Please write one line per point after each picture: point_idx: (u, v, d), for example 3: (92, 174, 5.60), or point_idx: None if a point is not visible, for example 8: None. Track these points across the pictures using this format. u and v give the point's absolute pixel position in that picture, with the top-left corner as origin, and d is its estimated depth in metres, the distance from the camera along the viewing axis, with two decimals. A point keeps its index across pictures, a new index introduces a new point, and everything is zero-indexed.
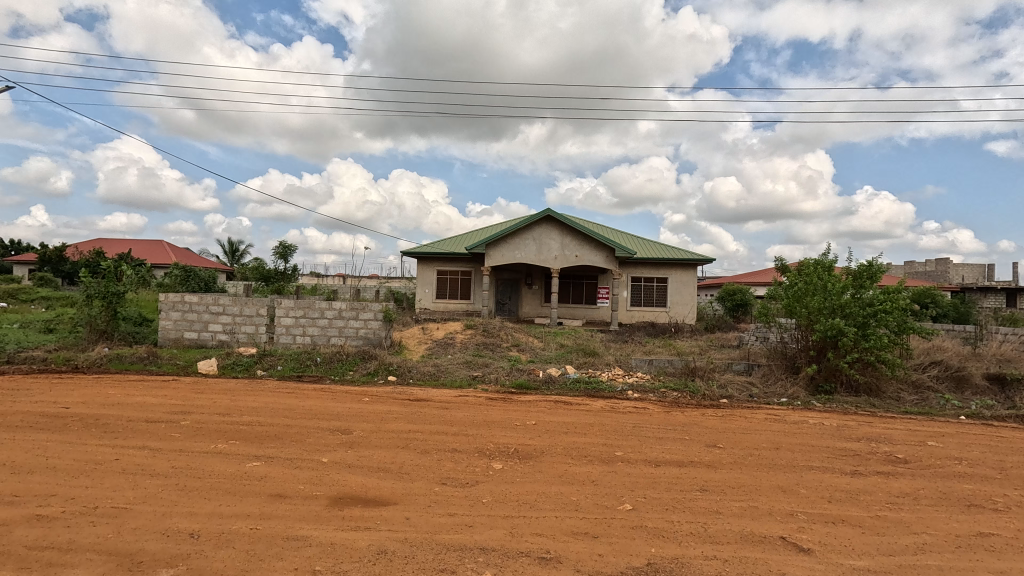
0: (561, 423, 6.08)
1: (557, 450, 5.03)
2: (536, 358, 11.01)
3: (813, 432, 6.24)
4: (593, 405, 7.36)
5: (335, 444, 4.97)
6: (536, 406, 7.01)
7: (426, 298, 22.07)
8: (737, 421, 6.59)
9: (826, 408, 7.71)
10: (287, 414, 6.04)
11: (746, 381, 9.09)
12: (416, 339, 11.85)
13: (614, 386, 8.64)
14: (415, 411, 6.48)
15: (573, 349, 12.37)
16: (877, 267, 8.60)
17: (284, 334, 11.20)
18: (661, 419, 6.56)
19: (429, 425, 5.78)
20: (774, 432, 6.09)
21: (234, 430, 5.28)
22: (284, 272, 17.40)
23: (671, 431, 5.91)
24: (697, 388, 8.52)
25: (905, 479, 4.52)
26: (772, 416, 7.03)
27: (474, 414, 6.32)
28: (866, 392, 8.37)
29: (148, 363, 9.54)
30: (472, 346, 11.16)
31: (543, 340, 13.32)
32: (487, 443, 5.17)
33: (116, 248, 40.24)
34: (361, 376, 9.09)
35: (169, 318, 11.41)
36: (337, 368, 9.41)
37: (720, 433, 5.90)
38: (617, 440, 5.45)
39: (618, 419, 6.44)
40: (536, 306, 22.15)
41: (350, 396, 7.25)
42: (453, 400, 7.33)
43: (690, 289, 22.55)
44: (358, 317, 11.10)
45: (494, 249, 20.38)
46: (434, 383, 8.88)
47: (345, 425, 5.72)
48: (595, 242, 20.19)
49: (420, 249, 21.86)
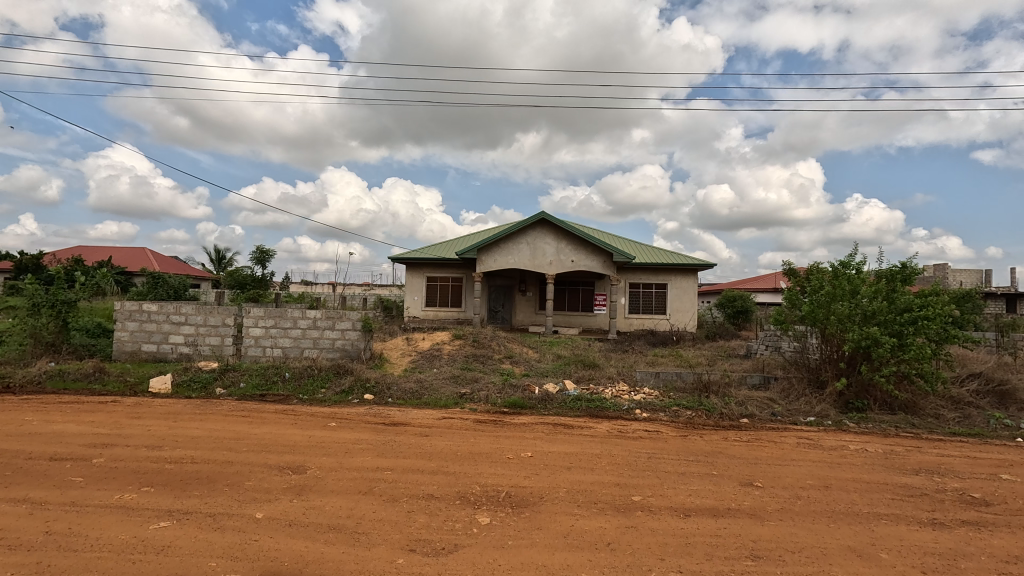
0: (561, 454, 5.08)
1: (560, 495, 4.03)
2: (531, 371, 10.01)
3: (859, 461, 5.27)
4: (598, 429, 6.35)
5: (278, 490, 3.93)
6: (532, 432, 6.01)
7: (415, 305, 21.03)
8: (767, 449, 5.62)
9: (863, 430, 6.76)
10: (231, 447, 4.99)
11: (767, 397, 8.15)
12: (399, 351, 10.81)
13: (621, 405, 7.64)
14: (387, 440, 5.45)
15: (571, 360, 11.36)
16: (912, 269, 7.70)
17: (252, 346, 10.14)
18: (679, 447, 5.56)
19: (401, 459, 4.76)
20: (814, 463, 5.11)
21: (155, 471, 4.23)
22: (261, 279, 16.35)
23: (693, 463, 4.92)
24: (713, 406, 7.56)
25: (1004, 533, 3.55)
26: (805, 440, 6.08)
27: (458, 444, 5.31)
28: (902, 410, 7.44)
29: (92, 381, 8.42)
30: (460, 359, 10.13)
31: (539, 351, 12.33)
32: (471, 485, 4.15)
33: (98, 256, 39.01)
34: (334, 394, 8.02)
35: (125, 330, 10.33)
36: (308, 385, 8.33)
37: (752, 466, 4.91)
38: (631, 478, 4.45)
39: (628, 447, 5.45)
40: (530, 314, 21.17)
41: (315, 421, 6.21)
42: (435, 424, 6.31)
43: (690, 295, 21.67)
44: (334, 327, 10.08)
45: (487, 254, 19.40)
46: (416, 402, 7.83)
47: (300, 460, 4.69)
48: (591, 246, 19.27)
49: (408, 254, 20.85)
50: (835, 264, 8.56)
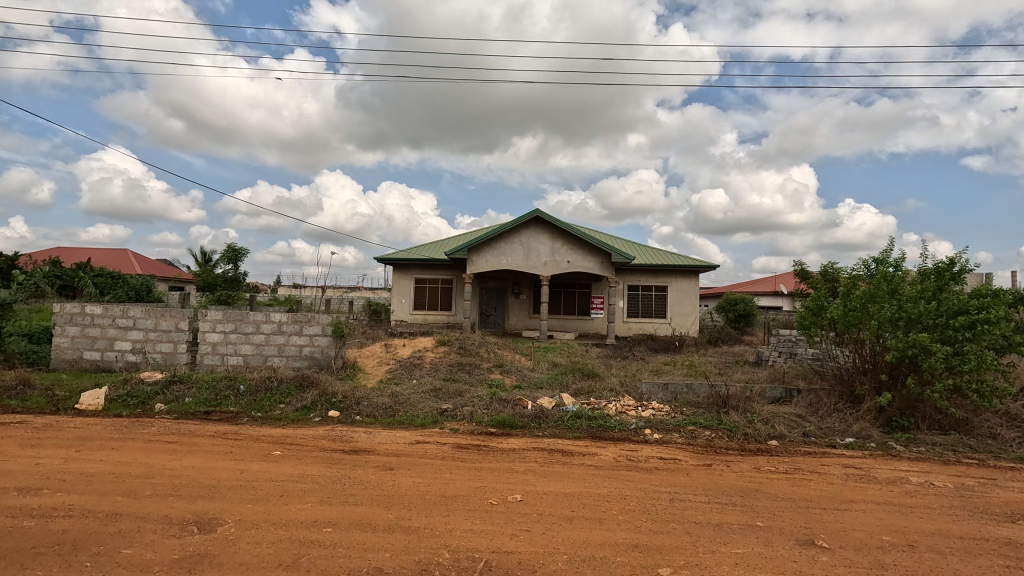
0: (559, 498, 3.97)
1: (558, 567, 2.91)
2: (524, 382, 8.90)
3: (934, 504, 4.18)
4: (602, 457, 5.24)
5: (162, 566, 2.79)
6: (523, 464, 4.87)
7: (402, 309, 19.89)
8: (814, 485, 4.53)
9: (917, 456, 5.70)
10: (129, 490, 3.83)
11: (794, 413, 7.08)
12: (376, 359, 9.65)
13: (627, 425, 6.53)
14: (339, 477, 4.31)
15: (568, 369, 10.26)
16: (963, 266, 6.66)
17: (209, 354, 8.99)
18: (706, 483, 4.45)
19: (350, 509, 3.63)
20: (882, 508, 4.01)
21: (2, 534, 3.07)
22: (233, 279, 15.19)
23: (729, 510, 3.82)
24: (735, 425, 6.49)
25: None
26: (856, 472, 5.00)
27: (427, 483, 4.18)
28: (955, 430, 6.38)
29: (12, 396, 7.21)
30: (444, 368, 8.99)
31: (533, 358, 11.21)
32: (437, 551, 3.03)
33: (77, 258, 37.59)
34: (293, 411, 6.86)
35: (64, 336, 9.13)
36: (264, 400, 7.15)
37: (806, 513, 3.81)
38: (653, 536, 3.33)
39: (643, 484, 4.35)
40: (524, 317, 20.08)
41: (257, 448, 5.06)
42: (405, 452, 5.18)
43: (692, 298, 20.64)
44: (302, 333, 8.94)
45: (478, 254, 18.29)
46: (388, 421, 6.67)
47: (214, 510, 3.55)
48: (588, 246, 18.21)
49: (395, 255, 19.72)
50: (869, 261, 7.53)
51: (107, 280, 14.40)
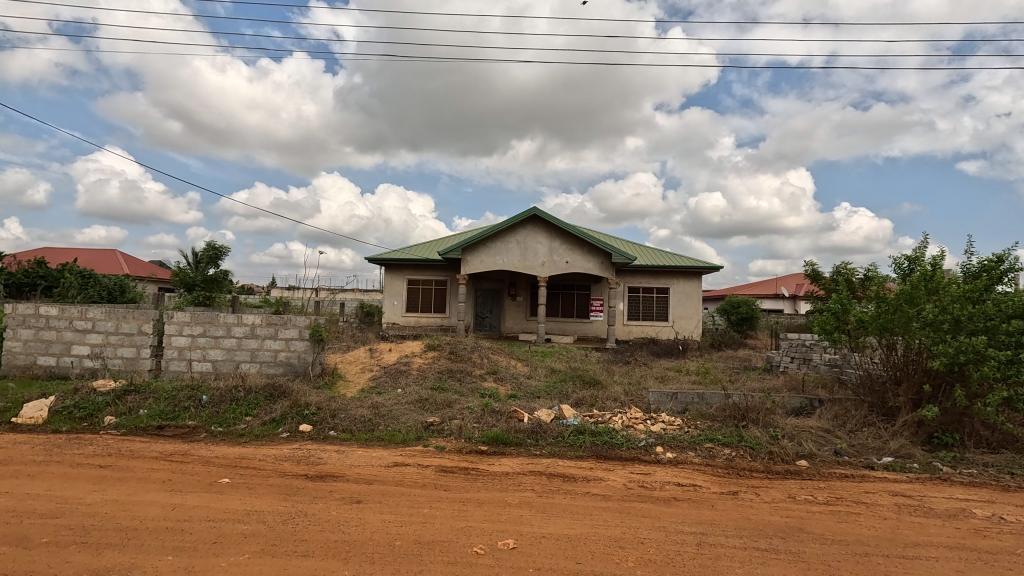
0: (562, 544, 3.21)
1: None
2: (520, 391, 8.14)
3: (1015, 549, 3.44)
4: (610, 485, 4.49)
5: None
6: (517, 495, 4.11)
7: (394, 311, 19.12)
8: (866, 523, 3.79)
9: (972, 480, 4.97)
10: (21, 536, 3.05)
11: (821, 428, 6.35)
12: (359, 366, 8.87)
13: (636, 443, 5.78)
14: (293, 513, 3.54)
15: (568, 376, 9.50)
16: (1013, 265, 5.97)
17: (175, 360, 8.21)
18: (737, 520, 3.71)
19: (295, 562, 2.86)
20: (956, 556, 3.27)
21: None
22: (213, 279, 14.43)
23: (773, 561, 3.07)
24: (758, 442, 5.76)
25: None
26: (909, 502, 4.26)
27: (400, 524, 3.42)
28: (1006, 448, 5.66)
29: None
30: (432, 375, 8.21)
31: (530, 364, 10.45)
32: None
33: (62, 258, 36.60)
34: (259, 425, 6.08)
35: (16, 339, 8.34)
36: (228, 412, 6.39)
37: (868, 565, 3.07)
38: None
39: (662, 523, 3.60)
40: (521, 320, 19.34)
41: (203, 474, 4.28)
42: (379, 478, 4.42)
43: (694, 300, 19.94)
44: (277, 336, 8.17)
45: (472, 254, 17.55)
46: (366, 437, 5.90)
47: (121, 566, 2.78)
48: (587, 246, 17.48)
49: (387, 255, 18.95)
50: (903, 260, 6.86)
51: (78, 279, 13.56)
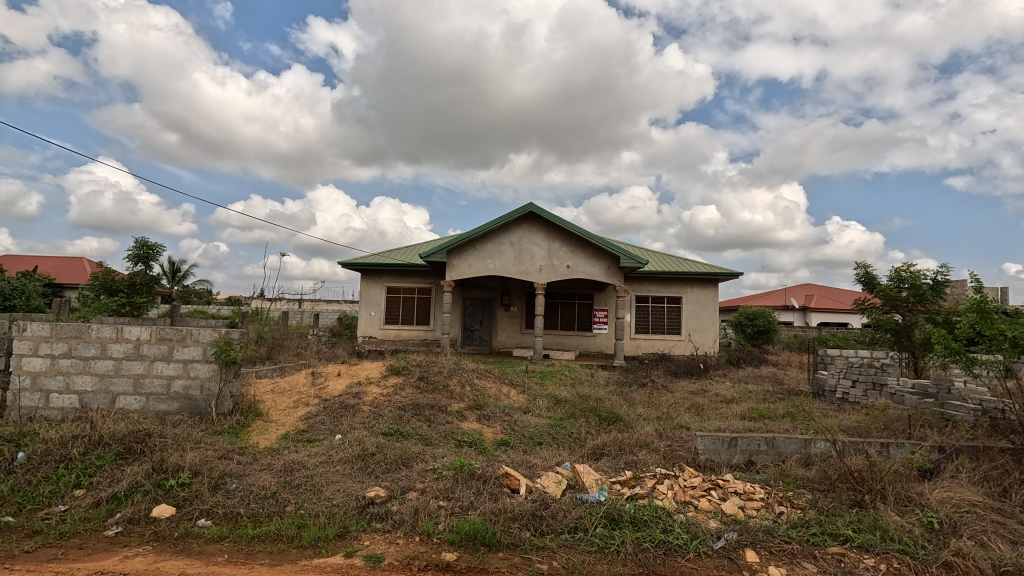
0: None
1: None
2: (513, 435, 5.76)
3: None
4: None
5: None
6: None
7: (371, 323, 16.74)
8: None
9: None
10: None
11: (989, 505, 4.04)
12: (292, 399, 6.46)
13: (709, 544, 3.43)
14: None
15: (578, 410, 7.13)
16: None
17: (26, 392, 5.78)
18: None
19: None
20: None
21: None
22: (144, 284, 12.00)
23: None
24: (913, 542, 3.43)
25: None
26: None
27: None
28: None
29: None
30: (389, 414, 5.80)
31: (526, 391, 8.06)
32: None
33: (20, 266, 34.02)
34: (81, 512, 3.66)
35: None
36: (45, 485, 3.97)
37: None
38: None
39: None
40: (514, 333, 17.01)
41: None
42: None
43: (710, 312, 17.66)
44: (172, 358, 5.79)
45: (459, 257, 15.23)
46: (254, 534, 3.50)
47: None
48: (592, 247, 15.19)
49: (363, 259, 16.59)
50: None
51: None
